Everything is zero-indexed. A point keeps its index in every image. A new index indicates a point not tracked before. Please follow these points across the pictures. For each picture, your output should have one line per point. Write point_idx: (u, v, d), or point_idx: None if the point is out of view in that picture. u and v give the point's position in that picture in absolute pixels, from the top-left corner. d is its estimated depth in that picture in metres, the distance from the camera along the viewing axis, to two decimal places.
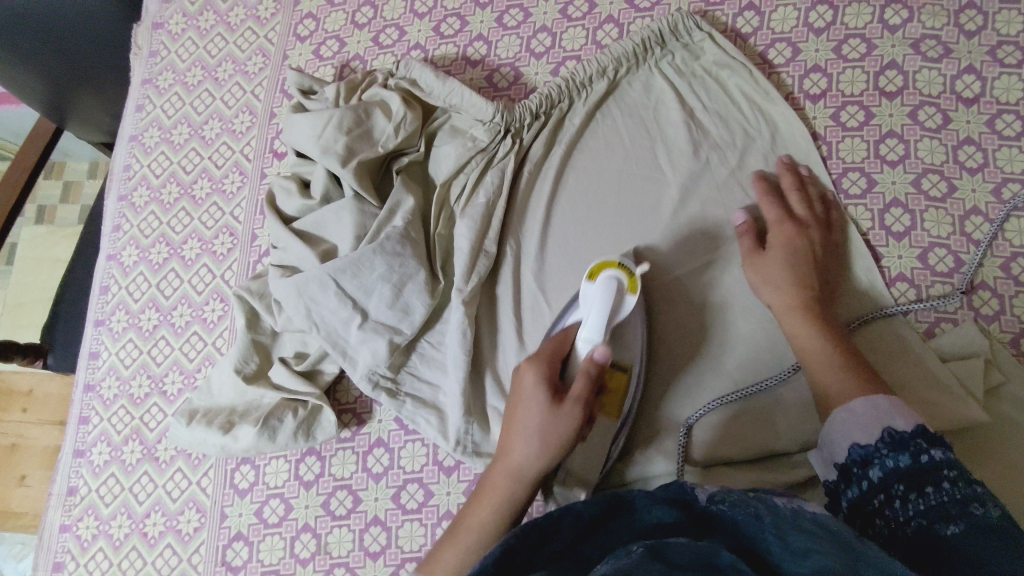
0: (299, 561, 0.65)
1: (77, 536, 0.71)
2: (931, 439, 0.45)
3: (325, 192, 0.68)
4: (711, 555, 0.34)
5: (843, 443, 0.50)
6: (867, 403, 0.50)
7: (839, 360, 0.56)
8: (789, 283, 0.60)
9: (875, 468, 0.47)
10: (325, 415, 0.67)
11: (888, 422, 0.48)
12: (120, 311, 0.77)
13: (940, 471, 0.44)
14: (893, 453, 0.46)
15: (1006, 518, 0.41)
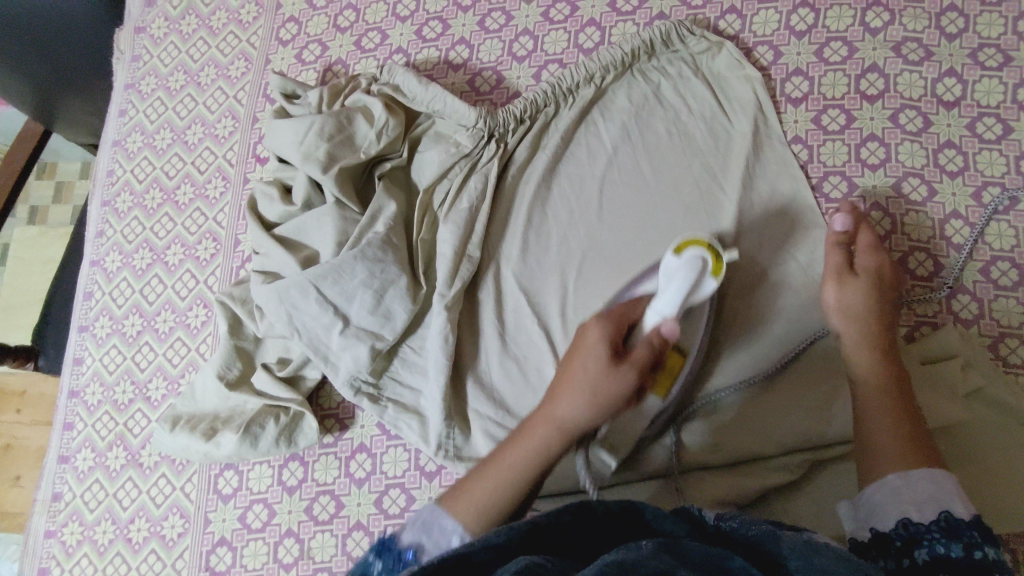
0: (282, 566, 0.65)
1: (62, 541, 0.71)
2: (987, 536, 0.42)
3: (306, 198, 0.68)
4: (724, 559, 0.35)
5: (890, 513, 0.45)
6: (928, 475, 0.46)
7: (903, 423, 0.50)
8: (870, 316, 0.55)
9: (921, 550, 0.42)
10: (306, 421, 0.67)
11: (948, 506, 0.44)
12: (104, 317, 0.77)
13: (995, 574, 0.39)
14: (945, 541, 0.42)
15: None
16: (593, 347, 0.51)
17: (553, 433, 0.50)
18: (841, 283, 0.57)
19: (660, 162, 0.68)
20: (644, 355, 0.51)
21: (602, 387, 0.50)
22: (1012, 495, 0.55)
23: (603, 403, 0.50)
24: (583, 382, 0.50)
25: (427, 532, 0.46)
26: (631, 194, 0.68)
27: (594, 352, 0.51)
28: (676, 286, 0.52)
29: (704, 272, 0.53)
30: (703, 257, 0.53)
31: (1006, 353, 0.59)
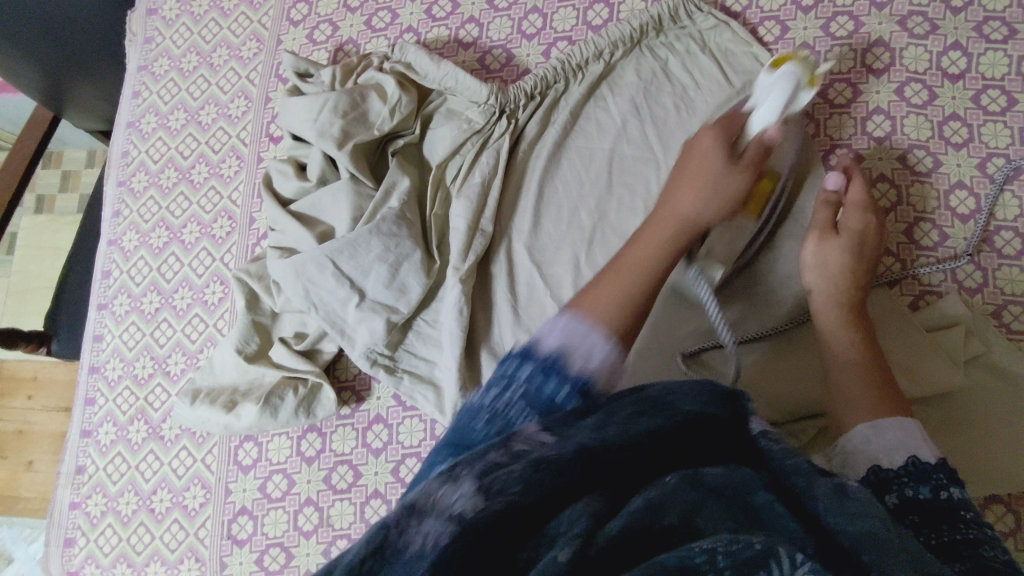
0: (303, 533, 0.67)
1: (86, 512, 0.73)
2: (953, 478, 0.45)
3: (321, 174, 0.69)
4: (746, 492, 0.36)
5: (861, 461, 0.49)
6: (896, 421, 0.50)
7: (877, 377, 0.54)
8: (845, 273, 0.58)
9: (893, 494, 0.46)
10: (325, 394, 0.69)
11: (915, 451, 0.47)
12: (122, 295, 0.78)
13: (959, 511, 0.43)
14: (915, 484, 0.45)
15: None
16: (713, 147, 0.58)
17: (649, 245, 0.54)
18: (822, 241, 0.60)
19: (668, 136, 0.69)
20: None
21: (723, 180, 0.57)
22: (1013, 457, 0.57)
23: (719, 193, 0.57)
24: (707, 172, 0.57)
25: (575, 339, 0.44)
26: (642, 167, 0.69)
27: (716, 153, 0.58)
28: (777, 96, 0.56)
29: (800, 84, 0.56)
30: (799, 70, 0.56)
31: (1009, 320, 0.60)
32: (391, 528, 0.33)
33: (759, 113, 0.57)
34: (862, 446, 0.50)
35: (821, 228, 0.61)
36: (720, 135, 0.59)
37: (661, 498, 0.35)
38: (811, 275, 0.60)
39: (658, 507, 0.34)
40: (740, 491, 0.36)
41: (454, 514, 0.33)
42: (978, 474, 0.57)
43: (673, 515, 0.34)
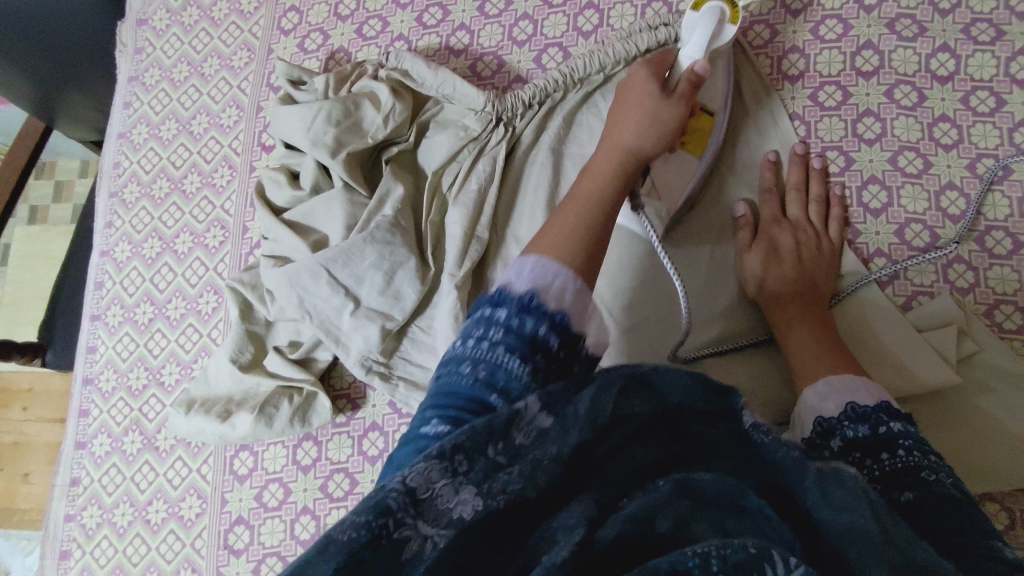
0: (299, 542, 0.66)
1: (82, 525, 0.72)
2: (893, 415, 0.47)
3: (315, 182, 0.69)
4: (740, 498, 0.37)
5: (810, 420, 0.52)
6: (834, 380, 0.52)
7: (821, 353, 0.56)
8: (770, 278, 0.62)
9: (836, 439, 0.48)
10: (320, 402, 0.69)
11: (851, 399, 0.50)
12: (115, 305, 0.78)
13: (897, 440, 0.45)
14: (854, 425, 0.47)
15: (958, 489, 0.41)
16: (644, 83, 0.58)
17: (616, 114, 0.57)
18: (745, 255, 0.65)
19: None
20: (688, 86, 0.58)
21: (660, 111, 0.56)
22: (1009, 455, 0.57)
23: (663, 125, 0.56)
24: (646, 103, 0.57)
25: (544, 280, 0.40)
26: None
27: (648, 87, 0.58)
28: (701, 30, 0.59)
29: (722, 19, 0.59)
30: (722, 8, 0.59)
31: (1001, 319, 0.61)
32: (390, 520, 0.32)
33: (687, 48, 0.60)
34: (813, 407, 0.52)
35: (744, 239, 0.66)
36: (653, 71, 0.59)
37: (652, 505, 0.36)
38: (751, 267, 0.64)
39: (655, 509, 0.35)
40: (731, 496, 0.37)
41: (453, 520, 0.33)
42: (973, 473, 0.57)
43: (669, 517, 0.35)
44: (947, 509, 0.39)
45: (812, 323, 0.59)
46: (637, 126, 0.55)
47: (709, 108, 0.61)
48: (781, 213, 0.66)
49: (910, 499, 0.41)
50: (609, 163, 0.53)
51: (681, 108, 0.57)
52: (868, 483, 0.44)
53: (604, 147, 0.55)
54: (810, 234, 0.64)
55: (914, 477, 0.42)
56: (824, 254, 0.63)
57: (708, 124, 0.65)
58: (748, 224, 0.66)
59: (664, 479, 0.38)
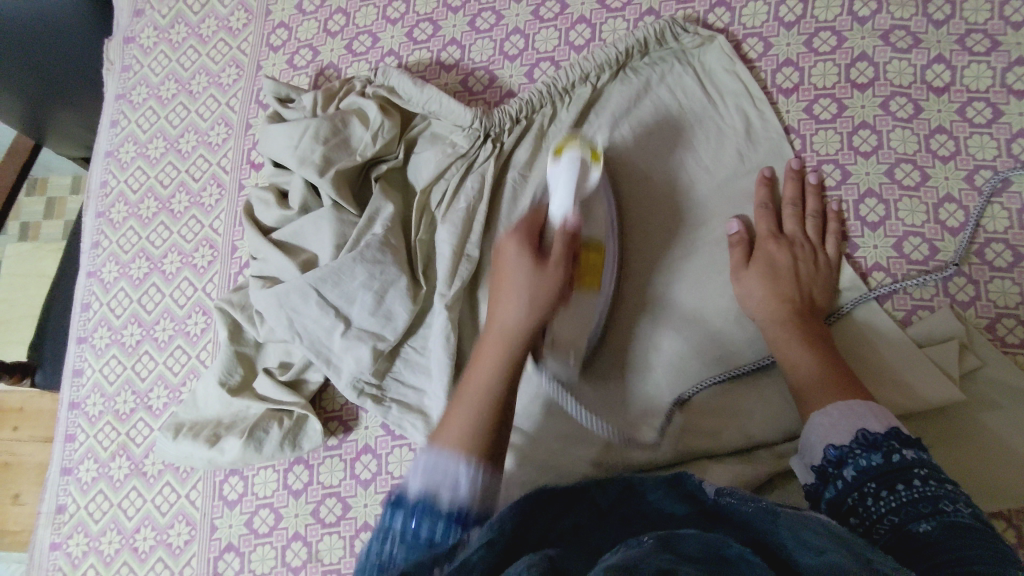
0: (291, 569, 0.65)
1: (67, 553, 0.71)
2: (906, 441, 0.46)
3: (303, 202, 0.68)
4: (720, 547, 0.35)
5: (820, 448, 0.50)
6: (844, 406, 0.50)
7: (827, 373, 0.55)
8: (768, 297, 0.61)
9: (850, 468, 0.46)
10: (311, 424, 0.67)
11: (862, 425, 0.48)
12: (102, 327, 0.76)
13: (913, 469, 0.44)
14: (867, 453, 0.46)
15: (978, 518, 0.40)
16: (515, 258, 0.56)
17: (506, 344, 0.53)
18: (740, 273, 0.63)
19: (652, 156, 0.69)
20: (563, 247, 0.55)
21: (539, 283, 0.54)
22: (1015, 474, 0.56)
23: (542, 300, 0.54)
24: (518, 281, 0.55)
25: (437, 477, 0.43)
26: (628, 192, 0.69)
27: (518, 261, 0.55)
28: (565, 182, 0.58)
29: (585, 165, 0.58)
30: (582, 156, 0.58)
31: (1003, 334, 0.60)
32: None
33: (553, 204, 0.58)
34: (822, 434, 0.50)
35: (738, 255, 0.64)
36: (523, 238, 0.57)
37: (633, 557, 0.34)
38: (745, 284, 0.62)
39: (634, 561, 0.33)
40: (713, 547, 0.35)
41: None
42: (978, 492, 0.56)
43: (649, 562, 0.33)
44: (968, 537, 0.38)
45: (808, 341, 0.58)
46: (513, 309, 0.54)
47: (585, 179, 0.59)
48: (778, 227, 0.65)
49: (929, 530, 0.40)
50: (491, 354, 0.53)
51: (559, 278, 0.55)
52: (884, 516, 0.43)
53: (486, 335, 0.55)
54: (807, 251, 0.63)
55: (931, 507, 0.41)
56: (820, 272, 0.62)
57: (599, 260, 0.62)
58: (742, 240, 0.64)
59: (647, 536, 0.37)
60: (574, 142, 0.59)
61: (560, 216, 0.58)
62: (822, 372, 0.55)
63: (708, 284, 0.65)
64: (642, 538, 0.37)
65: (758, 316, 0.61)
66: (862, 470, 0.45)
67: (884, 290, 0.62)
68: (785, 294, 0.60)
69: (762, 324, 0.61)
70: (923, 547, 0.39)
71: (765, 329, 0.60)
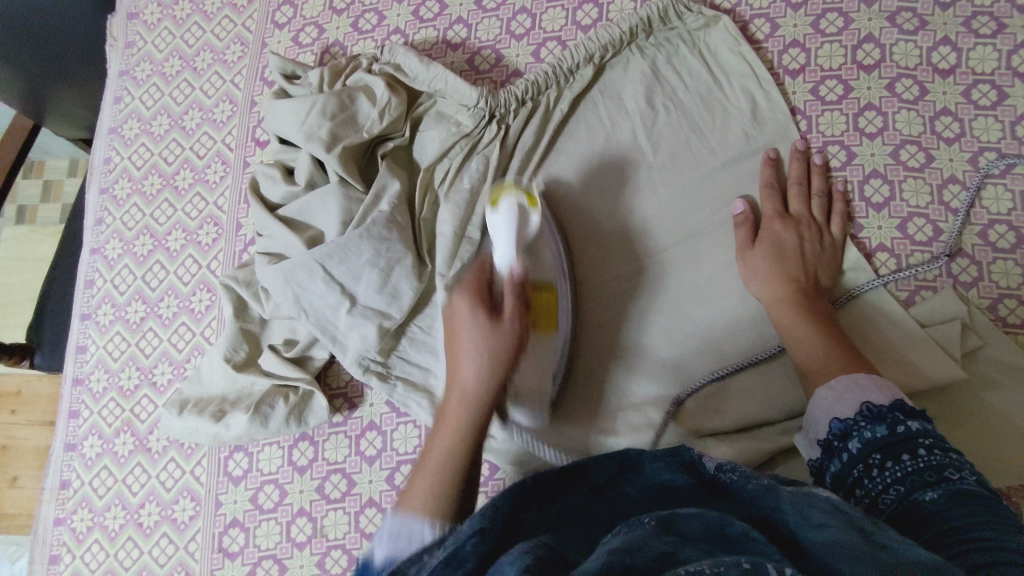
0: (296, 544, 0.65)
1: (72, 528, 0.71)
2: (910, 412, 0.46)
3: (309, 177, 0.68)
4: (724, 525, 0.34)
5: (826, 422, 0.51)
6: (847, 380, 0.51)
7: (826, 353, 0.55)
8: (772, 275, 0.61)
9: (855, 440, 0.47)
10: (316, 400, 0.67)
11: (866, 397, 0.49)
12: (106, 304, 0.76)
13: (917, 440, 0.44)
14: (871, 425, 0.47)
15: (985, 488, 0.40)
16: (467, 321, 0.53)
17: (467, 406, 0.51)
18: (745, 255, 0.63)
19: (656, 136, 0.69)
20: (514, 301, 0.53)
21: (494, 348, 0.52)
22: (1013, 452, 0.57)
23: (500, 358, 0.52)
24: (472, 346, 0.52)
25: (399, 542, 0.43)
26: (631, 172, 0.69)
27: (470, 324, 0.52)
28: (505, 234, 0.56)
29: (523, 212, 0.58)
30: (518, 202, 0.58)
31: (1004, 314, 0.60)
32: None
33: (496, 255, 0.56)
34: (826, 409, 0.51)
35: (744, 236, 0.64)
36: (473, 300, 0.53)
37: (636, 541, 0.32)
38: (751, 264, 0.63)
39: (639, 542, 0.32)
40: (715, 526, 0.34)
41: None
42: (980, 469, 0.57)
43: (653, 547, 0.31)
44: (973, 504, 0.38)
45: (815, 320, 0.58)
46: (474, 420, 0.51)
47: (526, 221, 0.58)
48: (783, 207, 0.65)
49: (934, 499, 0.40)
50: (457, 417, 0.51)
51: (515, 333, 0.52)
52: (890, 486, 0.43)
53: (444, 404, 0.53)
54: (813, 232, 0.63)
55: (936, 476, 0.41)
56: (824, 255, 0.63)
57: (553, 299, 0.59)
58: (747, 219, 0.64)
59: (648, 517, 0.36)
60: (510, 188, 0.59)
61: (504, 269, 0.55)
62: (826, 351, 0.56)
63: (713, 263, 0.65)
64: (645, 521, 0.35)
65: (761, 295, 0.62)
66: (867, 442, 0.46)
67: (891, 275, 0.62)
68: (792, 274, 0.61)
69: (765, 303, 0.61)
70: (930, 518, 0.39)
71: (771, 307, 0.61)
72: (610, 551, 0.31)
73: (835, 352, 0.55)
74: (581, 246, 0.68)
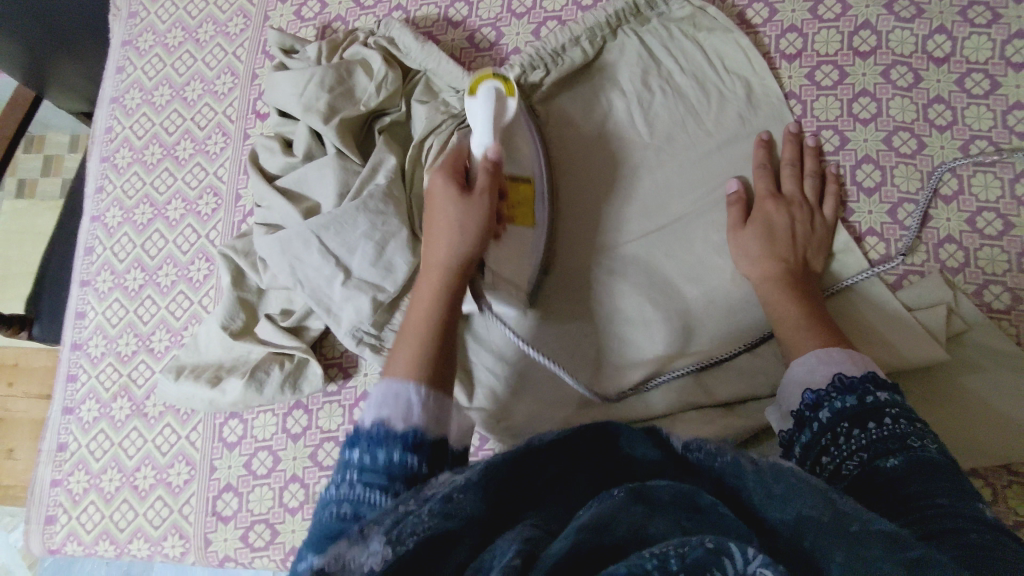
0: (288, 510, 0.66)
1: (68, 490, 0.72)
2: (881, 384, 0.47)
3: (308, 150, 0.68)
4: (693, 493, 0.35)
5: (799, 394, 0.52)
6: (822, 354, 0.52)
7: (812, 330, 0.56)
8: (762, 255, 0.62)
9: (825, 410, 0.48)
10: (311, 369, 0.68)
11: (839, 371, 0.50)
12: (105, 271, 0.77)
13: (883, 409, 0.45)
14: (842, 395, 0.48)
15: (944, 454, 0.42)
16: (442, 188, 0.57)
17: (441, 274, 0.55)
18: (736, 234, 0.64)
19: (651, 118, 0.69)
20: (486, 179, 0.57)
21: (465, 215, 0.56)
22: (992, 432, 0.58)
23: (470, 226, 0.56)
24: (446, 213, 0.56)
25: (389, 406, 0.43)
26: (622, 150, 0.69)
27: (445, 189, 0.57)
28: (480, 120, 0.60)
29: (500, 97, 0.61)
30: (497, 88, 0.61)
31: (989, 299, 0.61)
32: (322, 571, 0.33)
33: (474, 142, 0.60)
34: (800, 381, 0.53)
35: (736, 215, 0.64)
36: (448, 169, 0.58)
37: (606, 514, 0.33)
38: (743, 242, 0.63)
39: (606, 520, 0.33)
40: (685, 494, 0.35)
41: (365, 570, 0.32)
42: (956, 448, 0.58)
43: (624, 524, 0.33)
44: (934, 471, 0.40)
45: (798, 297, 0.59)
46: (448, 243, 0.55)
47: (501, 108, 0.61)
48: (776, 188, 0.66)
49: (896, 466, 0.41)
50: (429, 285, 0.54)
51: (485, 207, 0.56)
52: (855, 452, 0.44)
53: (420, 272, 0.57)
54: (803, 214, 0.64)
55: (900, 443, 0.43)
56: (814, 238, 0.63)
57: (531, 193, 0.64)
58: (739, 200, 0.65)
59: (619, 487, 0.35)
60: (489, 76, 0.61)
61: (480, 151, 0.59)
62: (805, 325, 0.57)
63: (703, 244, 0.66)
64: (614, 490, 0.35)
65: (748, 270, 0.63)
66: (836, 411, 0.47)
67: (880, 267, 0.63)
68: (781, 252, 0.61)
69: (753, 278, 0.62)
70: (891, 483, 0.41)
71: (759, 287, 0.62)
72: (578, 531, 0.32)
73: (815, 326, 0.56)
74: (575, 218, 0.69)
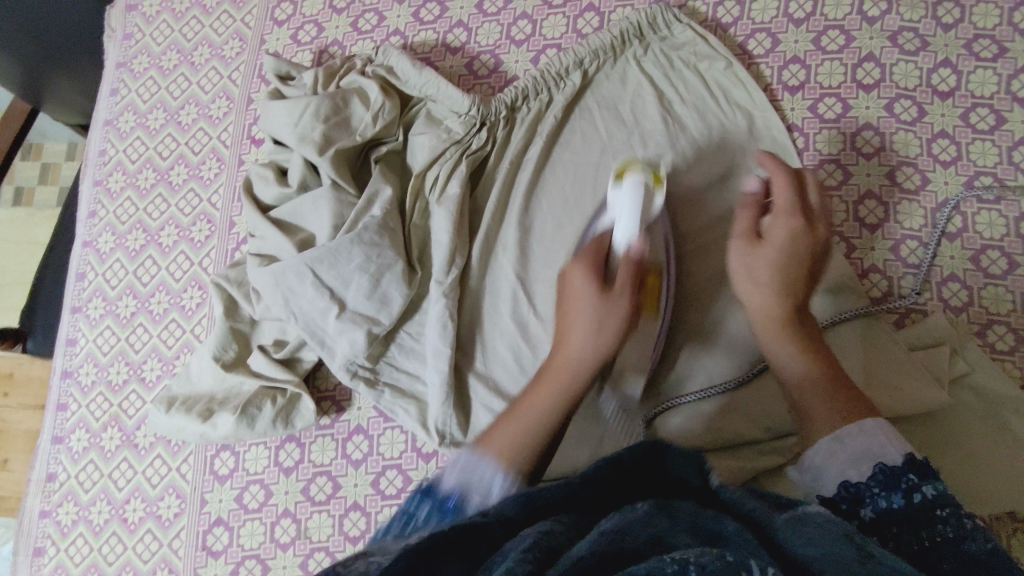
0: (279, 545, 0.65)
1: (57, 521, 0.71)
2: (925, 476, 0.44)
3: (302, 179, 0.67)
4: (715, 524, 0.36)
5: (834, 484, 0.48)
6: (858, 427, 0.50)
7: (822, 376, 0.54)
8: (773, 285, 0.57)
9: (867, 507, 0.45)
10: (304, 403, 0.67)
11: (879, 459, 0.47)
12: (97, 298, 0.76)
13: (933, 510, 0.42)
14: (886, 493, 0.44)
15: (1001, 554, 0.39)
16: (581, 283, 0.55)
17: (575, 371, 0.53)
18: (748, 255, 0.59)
19: (651, 150, 0.68)
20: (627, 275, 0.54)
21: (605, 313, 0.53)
22: (996, 478, 0.57)
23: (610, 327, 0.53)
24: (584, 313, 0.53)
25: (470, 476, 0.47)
26: None
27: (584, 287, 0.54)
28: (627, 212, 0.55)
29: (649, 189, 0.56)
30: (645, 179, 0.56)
31: (993, 340, 0.60)
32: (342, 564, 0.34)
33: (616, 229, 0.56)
34: (842, 470, 0.48)
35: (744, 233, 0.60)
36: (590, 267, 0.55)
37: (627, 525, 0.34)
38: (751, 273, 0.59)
39: (627, 530, 0.34)
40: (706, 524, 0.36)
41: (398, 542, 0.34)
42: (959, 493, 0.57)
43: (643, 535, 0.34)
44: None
45: (807, 344, 0.56)
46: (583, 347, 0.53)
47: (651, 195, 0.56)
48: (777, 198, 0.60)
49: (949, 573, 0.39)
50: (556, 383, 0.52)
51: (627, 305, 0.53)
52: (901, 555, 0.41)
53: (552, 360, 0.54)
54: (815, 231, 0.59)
55: (953, 550, 0.40)
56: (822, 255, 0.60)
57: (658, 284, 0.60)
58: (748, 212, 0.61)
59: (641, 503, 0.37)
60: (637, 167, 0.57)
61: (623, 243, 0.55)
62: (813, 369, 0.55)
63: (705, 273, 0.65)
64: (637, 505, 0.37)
65: (756, 301, 0.58)
66: (883, 508, 0.44)
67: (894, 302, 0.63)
68: (790, 287, 0.57)
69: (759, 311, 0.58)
70: None
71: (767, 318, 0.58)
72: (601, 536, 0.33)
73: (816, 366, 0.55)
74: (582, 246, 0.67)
